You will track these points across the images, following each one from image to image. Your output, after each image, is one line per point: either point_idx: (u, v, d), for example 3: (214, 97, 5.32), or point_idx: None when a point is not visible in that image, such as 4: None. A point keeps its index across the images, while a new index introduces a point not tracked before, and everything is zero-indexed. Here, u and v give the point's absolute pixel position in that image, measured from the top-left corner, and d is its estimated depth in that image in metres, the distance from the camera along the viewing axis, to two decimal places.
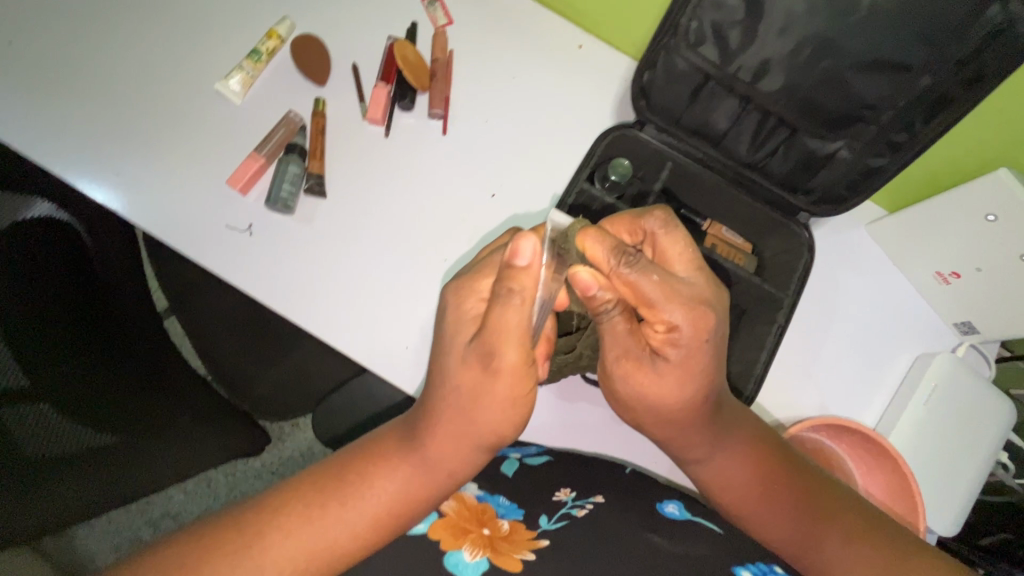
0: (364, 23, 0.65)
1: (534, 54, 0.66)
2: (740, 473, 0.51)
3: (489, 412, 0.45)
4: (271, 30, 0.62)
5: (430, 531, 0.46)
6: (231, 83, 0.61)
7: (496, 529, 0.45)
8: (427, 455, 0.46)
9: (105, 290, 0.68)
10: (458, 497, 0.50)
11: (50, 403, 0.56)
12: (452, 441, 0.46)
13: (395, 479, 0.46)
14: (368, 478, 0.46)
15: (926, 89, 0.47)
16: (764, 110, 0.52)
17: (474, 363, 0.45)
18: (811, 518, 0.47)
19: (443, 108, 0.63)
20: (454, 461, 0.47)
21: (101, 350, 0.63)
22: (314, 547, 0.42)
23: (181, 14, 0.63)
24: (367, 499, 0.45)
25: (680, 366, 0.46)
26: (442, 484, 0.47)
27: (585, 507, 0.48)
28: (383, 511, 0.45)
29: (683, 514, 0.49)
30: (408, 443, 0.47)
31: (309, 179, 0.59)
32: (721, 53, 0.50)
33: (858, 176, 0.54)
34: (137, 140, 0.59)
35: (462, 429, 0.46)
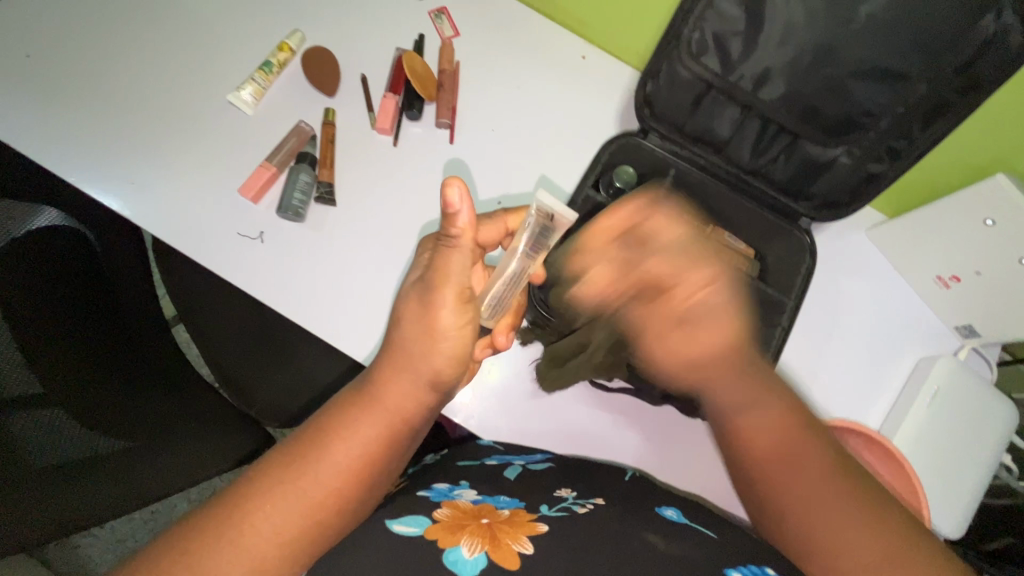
0: (372, 35, 0.67)
1: (539, 65, 0.68)
2: (771, 429, 0.49)
3: (437, 341, 0.47)
4: (282, 43, 0.64)
5: (423, 533, 0.42)
6: (243, 94, 0.62)
7: (495, 516, 0.45)
8: (382, 397, 0.46)
9: (115, 297, 0.69)
10: (450, 506, 0.46)
11: (60, 409, 0.57)
12: (411, 385, 0.47)
13: (358, 432, 0.45)
14: (329, 436, 0.45)
15: (923, 97, 0.48)
16: (766, 117, 0.54)
17: (416, 298, 0.48)
18: (810, 480, 0.47)
19: (450, 117, 0.64)
20: (407, 396, 0.47)
21: (114, 358, 0.64)
22: (289, 514, 0.41)
23: (194, 28, 0.64)
24: (331, 456, 0.44)
25: (710, 320, 0.51)
26: (401, 426, 0.47)
27: (586, 506, 0.48)
28: (351, 466, 0.44)
29: (680, 518, 0.49)
30: (364, 393, 0.47)
31: (319, 187, 0.60)
32: (723, 63, 0.51)
33: (859, 181, 0.55)
34: (150, 149, 0.60)
35: (417, 370, 0.47)
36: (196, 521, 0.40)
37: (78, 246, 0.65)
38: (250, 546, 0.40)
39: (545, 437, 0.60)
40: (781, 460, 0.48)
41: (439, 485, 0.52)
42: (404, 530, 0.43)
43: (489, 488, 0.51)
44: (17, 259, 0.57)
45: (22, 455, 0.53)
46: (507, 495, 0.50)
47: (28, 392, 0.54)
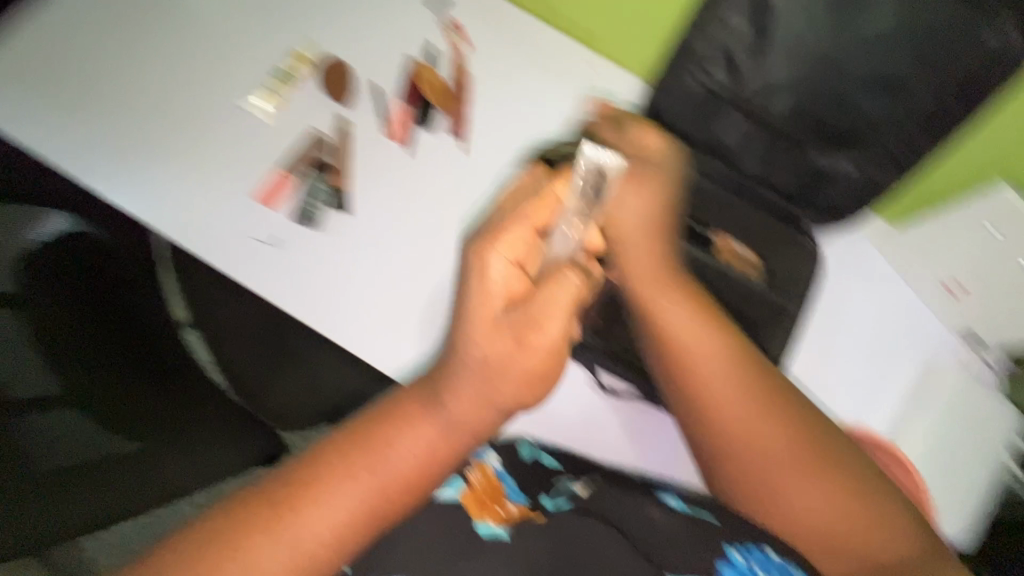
0: (387, 46, 0.68)
1: (549, 75, 0.69)
2: (705, 350, 0.45)
3: (519, 363, 0.40)
4: (301, 56, 0.66)
5: (460, 497, 0.46)
6: (262, 104, 0.64)
7: (511, 511, 0.46)
8: (446, 409, 0.40)
9: (135, 303, 0.71)
10: (482, 470, 0.49)
11: (72, 407, 0.58)
12: (475, 392, 0.40)
13: (418, 436, 0.39)
14: (383, 438, 0.39)
15: (927, 106, 0.49)
16: (774, 128, 0.57)
17: (507, 333, 0.40)
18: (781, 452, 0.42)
19: (463, 127, 0.66)
20: (476, 421, 0.40)
21: (136, 357, 0.66)
22: (338, 518, 0.37)
23: (213, 38, 0.66)
24: (388, 461, 0.38)
25: (647, 179, 0.50)
26: (460, 441, 0.40)
27: (584, 485, 0.48)
28: (404, 476, 0.38)
29: (682, 507, 0.45)
30: (422, 397, 0.40)
31: (335, 195, 0.62)
32: (734, 77, 0.55)
33: (864, 188, 0.56)
34: (169, 154, 0.61)
35: (488, 380, 0.40)
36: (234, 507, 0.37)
37: (99, 252, 0.67)
38: (293, 549, 0.36)
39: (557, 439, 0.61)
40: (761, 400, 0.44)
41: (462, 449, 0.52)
42: (441, 496, 0.46)
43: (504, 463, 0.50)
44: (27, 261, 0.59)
45: (26, 454, 0.54)
46: (515, 478, 0.49)
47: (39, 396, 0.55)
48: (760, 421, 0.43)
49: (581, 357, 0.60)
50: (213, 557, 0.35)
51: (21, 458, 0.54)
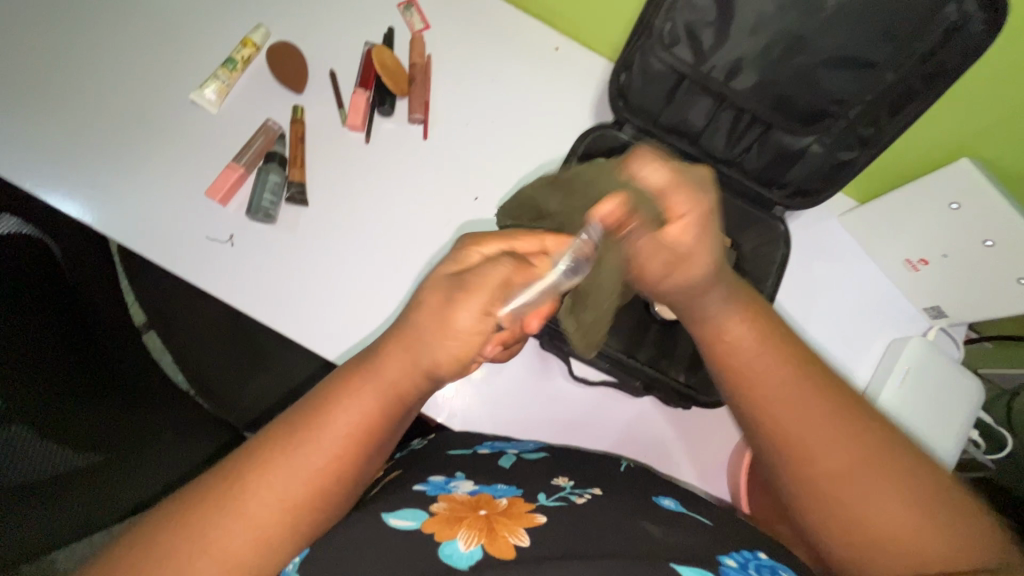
0: (342, 28, 0.65)
1: (512, 57, 0.67)
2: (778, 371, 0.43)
3: (445, 344, 0.38)
4: (246, 39, 0.62)
5: (422, 526, 0.41)
6: (207, 93, 0.60)
7: (494, 508, 0.43)
8: (378, 369, 0.40)
9: (78, 307, 0.66)
10: (446, 497, 0.44)
11: (29, 425, 0.53)
12: (406, 359, 0.40)
13: (354, 399, 0.40)
14: (323, 409, 0.39)
15: (891, 85, 0.48)
16: (738, 107, 0.54)
17: (442, 288, 0.39)
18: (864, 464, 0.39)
19: (423, 112, 0.63)
20: (405, 386, 0.41)
21: (88, 364, 0.63)
22: (282, 490, 0.38)
23: (153, 24, 0.62)
24: (326, 429, 0.39)
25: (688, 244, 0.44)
26: (395, 404, 0.41)
27: (584, 496, 0.46)
28: (341, 446, 0.39)
29: (678, 507, 0.47)
30: (362, 363, 0.41)
31: (290, 188, 0.59)
32: (696, 54, 0.51)
33: (831, 169, 0.55)
34: (109, 150, 0.58)
35: (415, 345, 0.39)
36: (208, 479, 0.38)
37: (38, 252, 0.62)
38: (251, 514, 0.37)
39: (534, 429, 0.60)
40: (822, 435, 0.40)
41: (434, 475, 0.49)
42: (399, 525, 0.41)
43: (482, 476, 0.49)
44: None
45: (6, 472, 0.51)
46: (504, 483, 0.48)
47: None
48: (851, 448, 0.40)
49: (554, 347, 0.59)
50: (173, 542, 0.35)
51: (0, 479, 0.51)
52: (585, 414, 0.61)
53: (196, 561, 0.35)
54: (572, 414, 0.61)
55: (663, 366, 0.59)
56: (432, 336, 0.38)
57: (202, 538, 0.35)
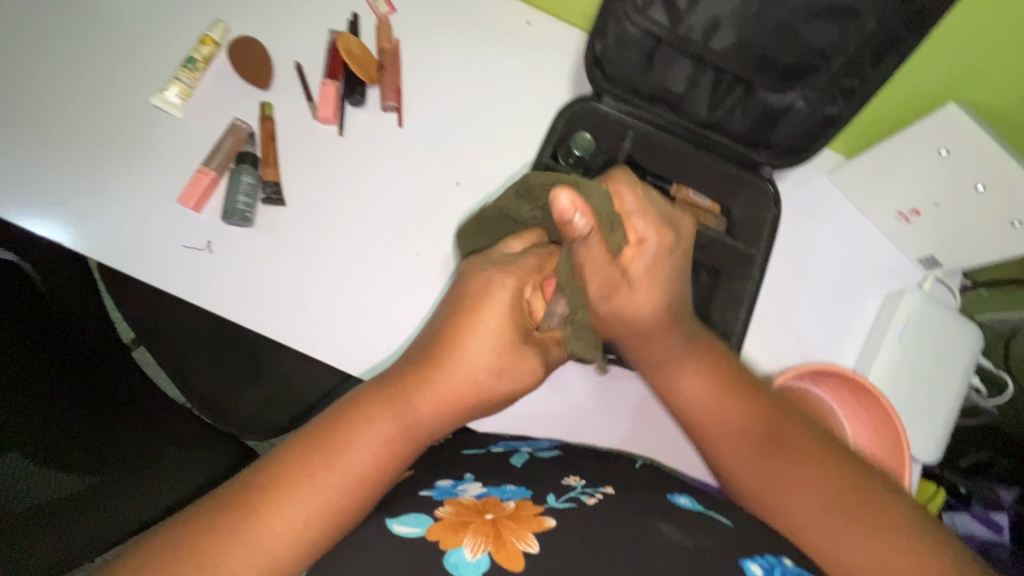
0: (305, 17, 0.62)
1: (484, 35, 0.65)
2: (712, 406, 0.51)
3: (475, 366, 0.46)
4: (204, 36, 0.59)
5: (428, 533, 0.40)
6: (169, 96, 0.57)
7: (500, 511, 0.42)
8: (409, 402, 0.44)
9: (54, 326, 0.63)
10: (452, 503, 0.43)
11: (20, 451, 0.52)
12: (447, 397, 0.45)
13: (381, 427, 0.42)
14: (347, 431, 0.42)
15: (873, 32, 0.45)
16: (720, 69, 0.50)
17: (483, 321, 0.46)
18: (765, 450, 0.48)
19: (397, 99, 0.61)
20: (434, 419, 0.45)
21: (76, 383, 0.61)
22: (304, 513, 0.38)
23: (105, 27, 0.59)
24: (347, 457, 0.41)
25: (649, 277, 0.45)
26: (413, 440, 0.44)
27: (595, 496, 0.46)
28: (365, 473, 0.41)
29: (695, 505, 0.46)
30: (392, 387, 0.44)
31: (265, 188, 0.57)
32: (672, 16, 0.48)
33: (817, 125, 0.52)
34: (73, 162, 0.55)
35: (463, 388, 0.46)
36: (219, 502, 0.37)
37: (9, 269, 0.59)
38: (266, 541, 0.37)
39: (538, 417, 0.59)
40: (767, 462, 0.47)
41: (443, 479, 0.49)
42: (404, 532, 0.40)
43: (491, 478, 0.49)
44: None
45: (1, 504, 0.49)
46: (514, 484, 0.47)
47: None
48: (806, 476, 0.45)
49: None
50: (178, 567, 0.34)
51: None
52: (587, 397, 0.60)
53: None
54: (573, 398, 0.59)
55: None
56: (474, 365, 0.46)
57: (221, 566, 0.35)
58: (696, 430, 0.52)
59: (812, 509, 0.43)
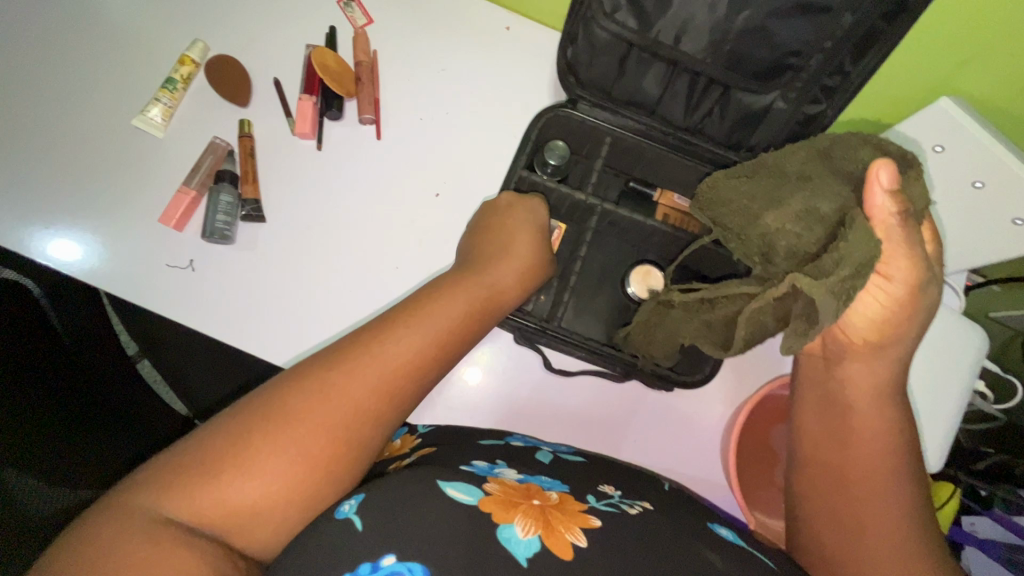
0: (283, 33, 0.62)
1: (461, 44, 0.64)
2: (879, 444, 0.44)
3: (499, 270, 0.51)
4: (183, 57, 0.60)
5: (479, 504, 0.37)
6: (151, 116, 0.58)
7: (546, 499, 0.40)
8: (434, 304, 0.45)
9: (58, 334, 0.65)
10: (498, 479, 0.41)
11: (14, 465, 0.53)
12: (469, 301, 0.47)
13: (419, 328, 0.43)
14: (386, 334, 0.42)
15: (850, 28, 0.43)
16: (693, 71, 0.48)
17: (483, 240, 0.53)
18: (861, 475, 0.44)
19: (374, 111, 0.61)
20: (462, 318, 0.46)
21: (78, 388, 0.64)
22: (328, 427, 0.37)
23: (85, 53, 0.60)
24: (377, 364, 0.40)
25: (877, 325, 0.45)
26: (451, 341, 0.45)
27: (635, 507, 0.43)
28: (395, 377, 0.40)
29: (737, 538, 0.43)
30: (423, 297, 0.46)
31: (244, 206, 0.57)
32: (640, 19, 0.46)
33: (799, 126, 0.50)
34: (57, 186, 0.57)
35: (483, 295, 0.48)
36: (236, 421, 0.36)
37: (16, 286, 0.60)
38: (299, 445, 0.36)
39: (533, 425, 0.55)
40: (853, 484, 0.44)
41: (477, 459, 0.45)
42: (455, 496, 0.38)
43: (527, 466, 0.45)
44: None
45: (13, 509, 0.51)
46: (547, 475, 0.45)
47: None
48: (896, 528, 0.42)
49: (526, 340, 0.55)
50: (214, 461, 0.34)
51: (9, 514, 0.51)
52: (593, 404, 0.56)
53: (232, 490, 0.34)
54: (574, 407, 0.55)
55: None
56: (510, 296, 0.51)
57: (252, 474, 0.34)
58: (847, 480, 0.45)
59: (879, 555, 0.41)
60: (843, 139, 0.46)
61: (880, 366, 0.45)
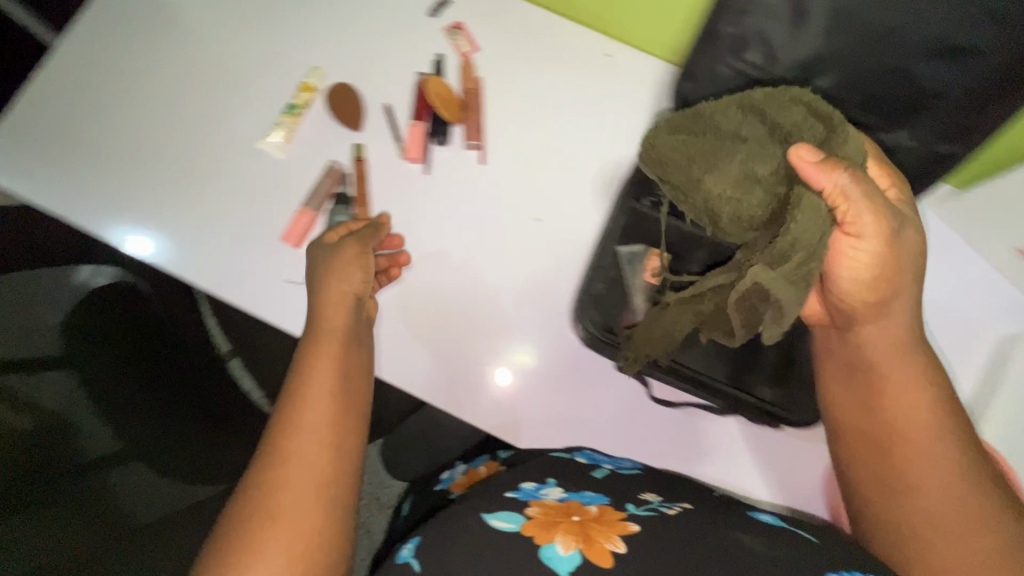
0: (394, 60, 0.65)
1: (563, 71, 0.66)
2: (912, 418, 0.47)
3: (336, 293, 0.53)
4: (305, 83, 0.64)
5: (520, 530, 0.42)
6: (272, 139, 0.63)
7: (586, 514, 0.44)
8: (317, 350, 0.50)
9: (168, 335, 0.72)
10: (538, 502, 0.46)
11: (133, 463, 0.63)
12: (338, 342, 0.51)
13: (313, 390, 0.47)
14: (292, 405, 0.47)
15: (997, 69, 0.42)
16: (819, 108, 0.49)
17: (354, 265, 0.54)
18: (906, 455, 0.47)
19: (479, 138, 0.63)
20: (333, 361, 0.49)
21: (180, 387, 0.70)
22: (303, 485, 0.43)
23: (214, 78, 0.65)
24: (309, 422, 0.46)
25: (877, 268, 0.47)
26: (347, 386, 0.49)
27: (675, 508, 0.46)
28: (328, 427, 0.46)
29: (777, 519, 0.47)
30: (303, 361, 0.50)
31: (358, 226, 0.61)
32: (768, 57, 0.47)
33: (928, 162, 0.50)
34: (189, 204, 0.61)
35: (347, 330, 0.52)
36: (234, 514, 0.42)
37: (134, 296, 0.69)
38: (281, 534, 0.41)
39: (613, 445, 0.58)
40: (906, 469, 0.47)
41: (525, 482, 0.49)
42: (499, 526, 0.43)
43: (574, 481, 0.50)
44: (114, 321, 0.66)
45: (116, 506, 0.61)
46: (592, 489, 0.48)
47: (82, 467, 0.58)
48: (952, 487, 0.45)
49: (628, 365, 0.57)
50: (226, 555, 0.40)
51: (108, 511, 0.60)
52: (671, 426, 0.58)
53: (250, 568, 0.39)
54: (654, 428, 0.58)
55: (747, 381, 0.57)
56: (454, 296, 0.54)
57: (257, 553, 0.40)
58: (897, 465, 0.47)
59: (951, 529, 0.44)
60: (777, 95, 0.47)
61: (892, 323, 0.48)
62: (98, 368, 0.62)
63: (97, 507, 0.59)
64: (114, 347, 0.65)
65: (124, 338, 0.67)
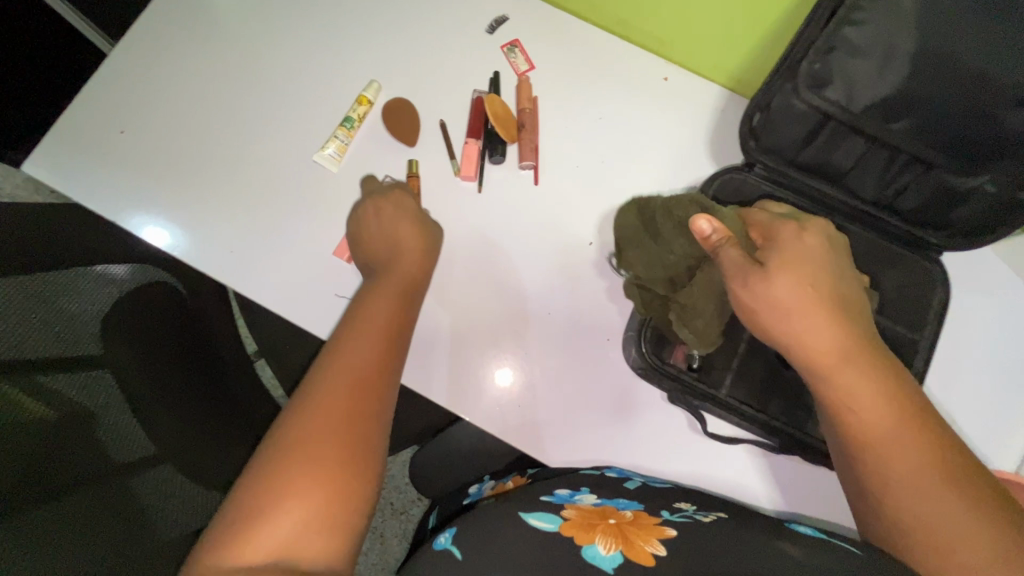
0: (451, 76, 0.65)
1: (620, 93, 0.65)
2: (889, 427, 0.45)
3: (392, 255, 0.57)
4: (361, 96, 0.63)
5: (559, 529, 0.45)
6: (327, 151, 0.62)
7: (621, 518, 0.46)
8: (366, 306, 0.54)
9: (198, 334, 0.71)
10: (573, 506, 0.48)
11: (165, 464, 0.60)
12: (388, 302, 0.54)
13: (358, 345, 0.51)
14: (340, 354, 0.51)
15: None
16: (893, 148, 0.48)
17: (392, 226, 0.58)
18: (905, 467, 0.44)
19: (534, 158, 0.62)
20: (385, 317, 0.53)
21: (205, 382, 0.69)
22: (335, 429, 0.47)
23: (270, 85, 0.64)
24: (347, 373, 0.49)
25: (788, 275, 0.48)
26: (390, 340, 0.53)
27: (711, 515, 0.47)
28: (365, 378, 0.50)
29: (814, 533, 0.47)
30: (353, 316, 0.54)
31: None
32: (847, 93, 0.46)
33: (1006, 208, 0.48)
34: (239, 211, 0.61)
35: (396, 292, 0.55)
36: (278, 446, 0.46)
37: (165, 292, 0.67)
38: (312, 471, 0.45)
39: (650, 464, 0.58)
40: (911, 486, 0.44)
41: (561, 488, 0.52)
42: (539, 526, 0.45)
43: (608, 490, 0.52)
44: (148, 313, 0.63)
45: (147, 509, 0.57)
46: (626, 496, 0.50)
47: (106, 468, 0.53)
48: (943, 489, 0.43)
49: (677, 396, 0.57)
50: (267, 484, 0.44)
51: (140, 512, 0.56)
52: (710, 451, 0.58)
53: (288, 498, 0.43)
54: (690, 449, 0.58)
55: (800, 418, 0.56)
56: (409, 263, 0.57)
57: (292, 482, 0.44)
58: (865, 443, 0.46)
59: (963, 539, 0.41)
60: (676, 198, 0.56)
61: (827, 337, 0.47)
62: (132, 364, 0.59)
63: (133, 512, 0.55)
64: (148, 350, 0.61)
65: (159, 337, 0.63)
